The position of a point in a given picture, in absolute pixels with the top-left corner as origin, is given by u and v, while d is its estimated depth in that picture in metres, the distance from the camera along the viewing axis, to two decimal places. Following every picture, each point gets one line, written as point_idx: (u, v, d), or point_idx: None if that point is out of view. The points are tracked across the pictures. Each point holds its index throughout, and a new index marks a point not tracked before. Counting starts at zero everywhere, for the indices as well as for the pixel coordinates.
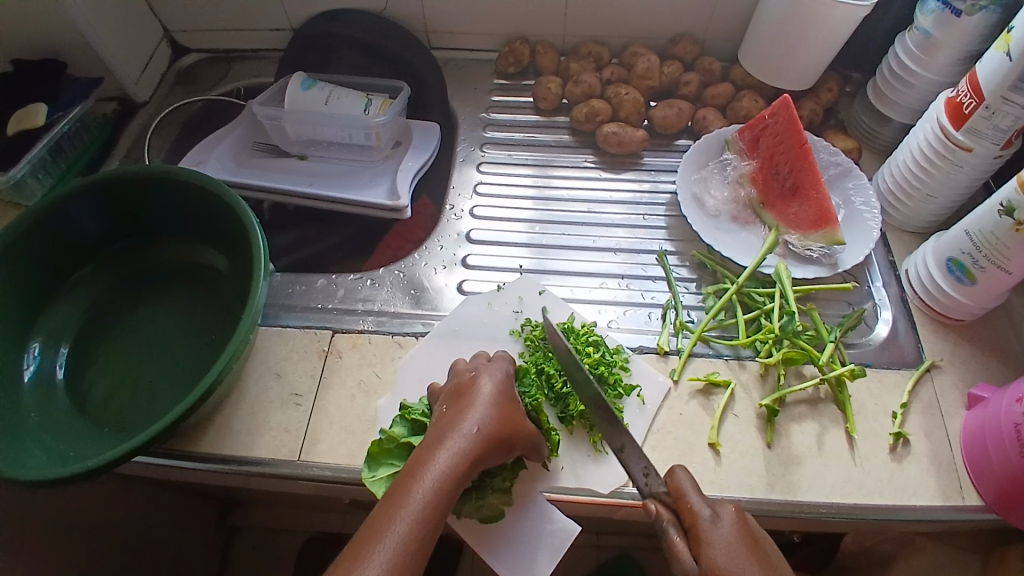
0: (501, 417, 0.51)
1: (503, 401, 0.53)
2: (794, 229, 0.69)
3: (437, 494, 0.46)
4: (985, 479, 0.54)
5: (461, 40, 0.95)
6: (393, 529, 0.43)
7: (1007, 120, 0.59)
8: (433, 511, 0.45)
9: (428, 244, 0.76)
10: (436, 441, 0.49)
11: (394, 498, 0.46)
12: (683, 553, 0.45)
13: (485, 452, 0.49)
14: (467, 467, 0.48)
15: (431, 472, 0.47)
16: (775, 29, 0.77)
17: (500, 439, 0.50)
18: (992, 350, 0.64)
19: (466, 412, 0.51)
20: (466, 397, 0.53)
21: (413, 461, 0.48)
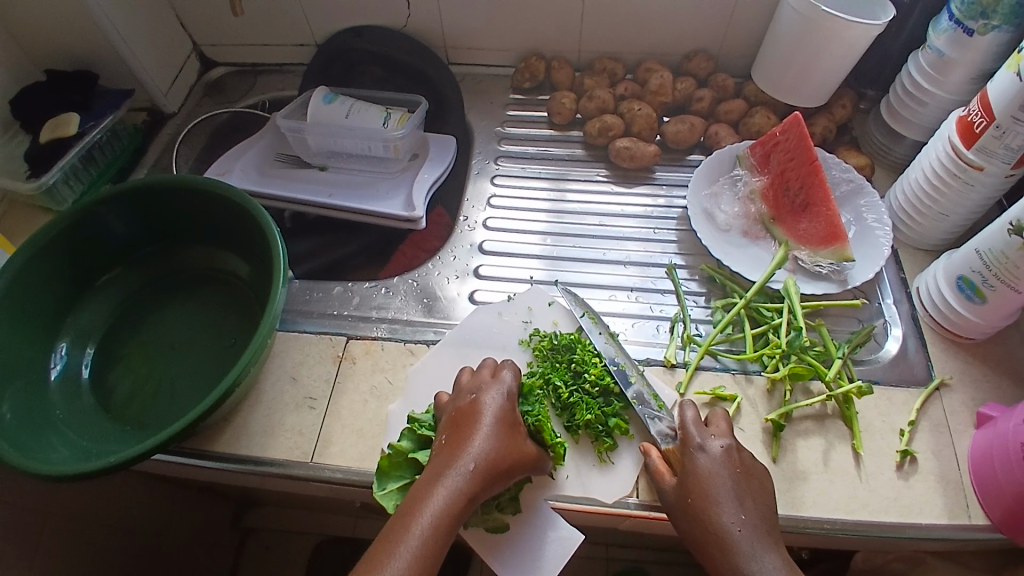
0: (500, 448, 0.53)
1: (502, 430, 0.54)
2: (804, 245, 0.69)
3: (433, 530, 0.48)
4: (992, 499, 0.54)
5: (478, 56, 0.97)
6: (390, 564, 0.46)
7: (1018, 140, 0.59)
8: (430, 548, 0.48)
9: (442, 254, 0.77)
10: (436, 473, 0.51)
11: (393, 534, 0.48)
12: (665, 474, 0.54)
13: (483, 485, 0.51)
14: (465, 503, 0.50)
15: (428, 507, 0.49)
16: (788, 47, 0.78)
17: (498, 471, 0.52)
18: (1004, 369, 0.64)
19: (465, 443, 0.53)
20: (467, 425, 0.54)
21: (413, 496, 0.51)
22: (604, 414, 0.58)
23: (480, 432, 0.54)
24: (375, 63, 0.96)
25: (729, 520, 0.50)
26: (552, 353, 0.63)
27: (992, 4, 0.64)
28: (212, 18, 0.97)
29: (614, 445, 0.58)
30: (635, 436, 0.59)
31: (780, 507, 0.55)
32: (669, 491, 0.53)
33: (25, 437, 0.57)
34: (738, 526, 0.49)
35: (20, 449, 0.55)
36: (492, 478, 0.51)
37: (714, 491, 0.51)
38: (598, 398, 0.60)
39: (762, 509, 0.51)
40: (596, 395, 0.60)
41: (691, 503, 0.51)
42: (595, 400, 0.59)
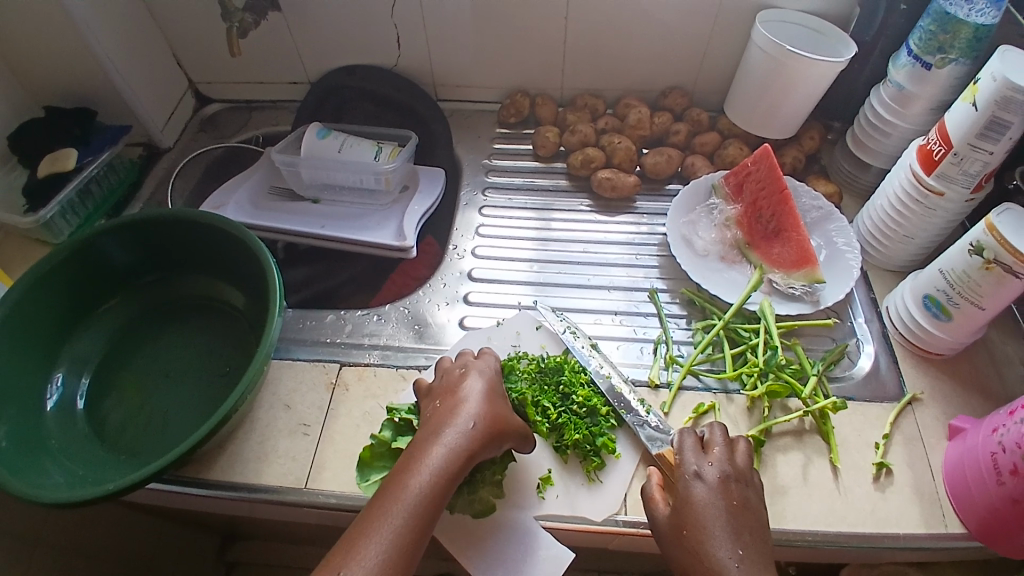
0: (492, 410, 0.56)
1: (492, 399, 0.57)
2: (777, 268, 0.73)
3: (431, 486, 0.50)
4: (966, 508, 0.57)
5: (466, 93, 1.01)
6: (388, 519, 0.48)
7: (976, 166, 0.64)
8: (428, 501, 0.49)
9: (432, 281, 0.80)
10: (430, 434, 0.53)
11: (391, 491, 0.49)
12: (658, 503, 0.55)
13: (477, 444, 0.53)
14: (460, 459, 0.52)
15: (425, 464, 0.51)
16: (757, 83, 0.83)
17: (490, 431, 0.54)
18: (971, 384, 0.67)
19: (457, 407, 0.55)
20: (458, 394, 0.57)
21: (408, 456, 0.52)
22: (591, 434, 0.60)
23: (471, 398, 0.56)
24: (367, 100, 1.01)
25: (721, 555, 0.49)
26: (540, 376, 0.64)
27: (949, 39, 0.69)
28: (209, 58, 1.01)
29: (602, 463, 0.60)
30: (623, 455, 0.61)
31: None
32: (661, 522, 0.53)
33: (21, 466, 0.57)
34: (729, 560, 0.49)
35: (17, 476, 0.55)
36: (486, 437, 0.54)
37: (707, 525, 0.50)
38: (586, 418, 0.62)
39: (756, 540, 0.51)
40: (584, 415, 0.62)
41: (683, 534, 0.51)
42: (583, 420, 0.61)
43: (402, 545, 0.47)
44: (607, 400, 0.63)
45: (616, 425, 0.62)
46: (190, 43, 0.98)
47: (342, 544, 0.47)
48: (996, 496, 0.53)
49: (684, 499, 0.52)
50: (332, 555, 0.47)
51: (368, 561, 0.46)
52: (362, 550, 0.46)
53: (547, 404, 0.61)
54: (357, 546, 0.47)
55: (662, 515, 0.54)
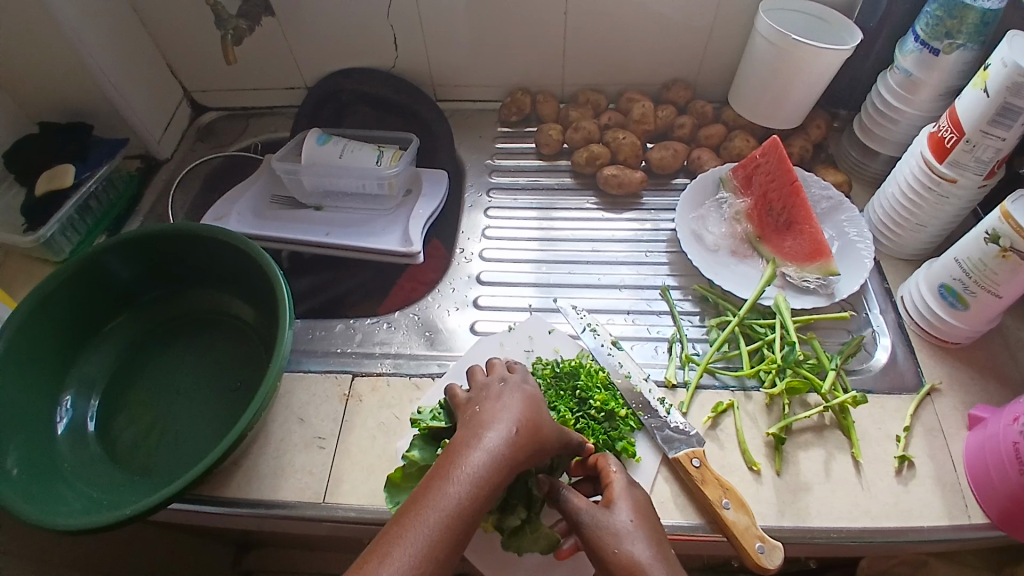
0: (532, 418, 0.52)
1: (533, 404, 0.54)
2: (791, 262, 0.72)
3: (470, 495, 0.45)
4: (989, 498, 0.56)
5: (465, 92, 1.00)
6: (420, 529, 0.43)
7: (989, 152, 0.63)
8: (466, 513, 0.45)
9: (441, 287, 0.79)
10: (469, 440, 0.49)
11: (424, 497, 0.45)
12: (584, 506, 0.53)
13: (519, 452, 0.49)
14: (502, 468, 0.48)
15: (465, 469, 0.47)
16: (762, 74, 0.82)
17: (531, 439, 0.51)
18: (988, 371, 0.67)
19: (498, 413, 0.52)
20: (496, 400, 0.54)
21: (444, 462, 0.48)
22: (610, 438, 0.60)
23: (514, 406, 0.53)
24: (365, 103, 0.99)
25: (642, 559, 0.47)
26: (555, 381, 0.63)
27: (956, 25, 0.68)
28: (204, 66, 0.99)
29: (623, 468, 0.59)
30: (643, 459, 0.60)
31: (787, 519, 0.56)
32: (591, 521, 0.50)
33: (35, 492, 0.57)
34: (652, 564, 0.47)
35: (31, 503, 0.55)
36: (528, 445, 0.50)
37: (636, 531, 0.49)
38: (603, 423, 0.61)
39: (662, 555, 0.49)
40: (601, 420, 0.61)
41: (611, 535, 0.49)
42: (601, 424, 0.61)
43: (433, 560, 0.43)
44: (623, 404, 0.62)
45: (636, 428, 0.61)
46: (183, 52, 0.97)
47: (368, 553, 0.43)
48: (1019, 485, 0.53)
49: (621, 507, 0.51)
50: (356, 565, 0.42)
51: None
52: (391, 562, 0.42)
53: (566, 409, 0.60)
54: (388, 552, 0.42)
55: (592, 513, 0.50)
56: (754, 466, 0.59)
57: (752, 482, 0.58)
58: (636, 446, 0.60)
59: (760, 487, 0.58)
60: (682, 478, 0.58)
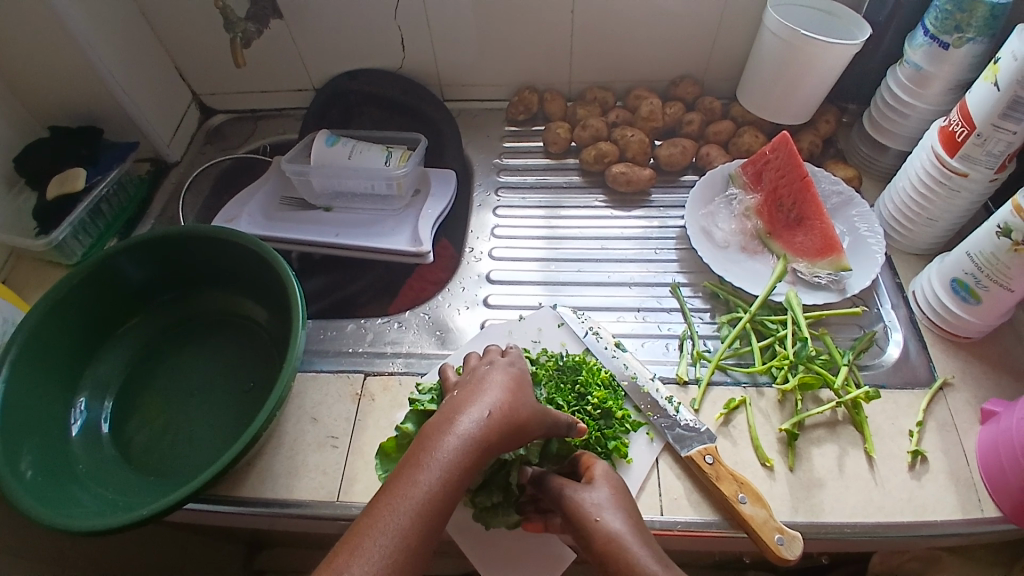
0: (511, 402, 0.51)
1: (515, 388, 0.53)
2: (801, 257, 0.72)
3: (440, 483, 0.46)
4: (1003, 493, 0.56)
5: (472, 92, 1.00)
6: (391, 520, 0.44)
7: (1000, 146, 0.63)
8: (437, 500, 0.45)
9: (451, 286, 0.79)
10: (441, 427, 0.49)
11: (397, 487, 0.46)
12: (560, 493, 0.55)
13: (494, 437, 0.49)
14: (476, 454, 0.48)
15: (436, 457, 0.47)
16: (771, 70, 0.82)
17: (509, 423, 0.50)
18: (1001, 365, 0.66)
19: (473, 399, 0.51)
20: (476, 386, 0.53)
21: (419, 448, 0.48)
22: (603, 436, 0.59)
23: (490, 391, 0.52)
24: (373, 103, 1.00)
25: (616, 528, 0.49)
26: (557, 373, 0.63)
27: (966, 18, 0.68)
28: (213, 69, 1.00)
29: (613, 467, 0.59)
30: (634, 461, 0.60)
31: (801, 515, 0.56)
32: (569, 494, 0.52)
33: (51, 495, 0.57)
34: (623, 533, 0.48)
35: (47, 506, 0.55)
36: (503, 430, 0.50)
37: (612, 504, 0.51)
38: (599, 420, 0.61)
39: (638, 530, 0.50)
40: (597, 417, 0.61)
41: (586, 505, 0.50)
42: (596, 422, 0.60)
43: (406, 548, 0.44)
44: (623, 403, 0.62)
45: (632, 430, 0.61)
46: (192, 55, 0.98)
47: (343, 544, 0.44)
48: None
49: (599, 484, 0.52)
50: (332, 556, 0.44)
51: (368, 566, 0.43)
52: (363, 552, 0.43)
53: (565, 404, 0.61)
54: (360, 542, 0.44)
55: (571, 487, 0.52)
56: (767, 462, 0.59)
57: (765, 478, 0.58)
58: (631, 446, 0.60)
59: (772, 482, 0.58)
60: (695, 474, 0.58)
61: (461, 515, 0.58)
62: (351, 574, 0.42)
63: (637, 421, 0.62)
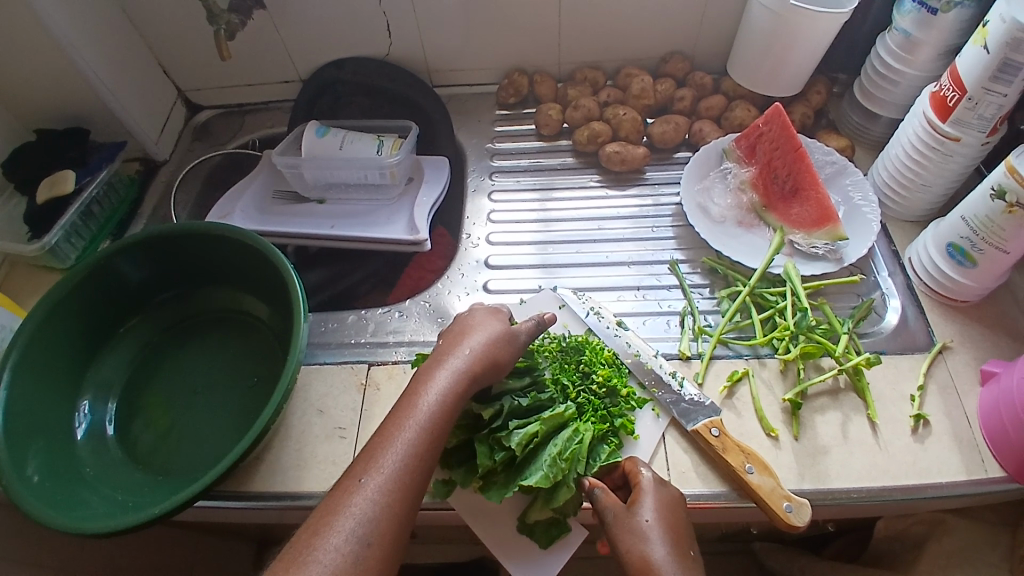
0: (495, 335, 0.59)
1: (497, 324, 0.60)
2: (798, 229, 0.72)
3: (441, 403, 0.53)
4: (1005, 452, 0.57)
5: (461, 77, 0.99)
6: (401, 434, 0.51)
7: (991, 109, 0.63)
8: (439, 417, 0.52)
9: (449, 273, 0.79)
10: (438, 362, 0.56)
11: (402, 411, 0.53)
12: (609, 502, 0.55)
13: (484, 365, 0.56)
14: (469, 380, 0.55)
15: (435, 381, 0.54)
16: (761, 42, 0.81)
17: (495, 353, 0.57)
18: (999, 327, 0.67)
19: (463, 336, 0.59)
20: (462, 327, 0.60)
21: (418, 381, 0.55)
22: (609, 414, 0.60)
23: (477, 329, 0.59)
24: (362, 93, 0.99)
25: (659, 559, 0.50)
26: (561, 354, 0.64)
27: None
28: (196, 63, 0.98)
29: (621, 444, 0.59)
30: (641, 437, 0.60)
31: (807, 483, 0.57)
32: (614, 520, 0.53)
33: (58, 499, 0.57)
34: (665, 565, 0.50)
35: (55, 510, 0.55)
36: (490, 353, 0.57)
37: (656, 530, 0.51)
38: (605, 398, 0.61)
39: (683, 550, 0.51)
40: (602, 395, 0.61)
41: (629, 535, 0.52)
42: (602, 400, 0.61)
43: (416, 454, 0.50)
44: (627, 381, 0.63)
45: (637, 407, 0.61)
46: (175, 50, 0.96)
47: (359, 459, 0.50)
48: None
49: (644, 507, 0.52)
50: (351, 469, 0.50)
51: (385, 471, 0.49)
52: (380, 460, 0.49)
53: (569, 384, 0.61)
54: (374, 456, 0.50)
55: (615, 513, 0.53)
56: (771, 432, 0.60)
57: (771, 448, 0.59)
58: (637, 424, 0.61)
59: (777, 451, 0.59)
60: (702, 448, 0.59)
61: (473, 498, 0.58)
62: (371, 478, 0.48)
63: (642, 398, 0.62)
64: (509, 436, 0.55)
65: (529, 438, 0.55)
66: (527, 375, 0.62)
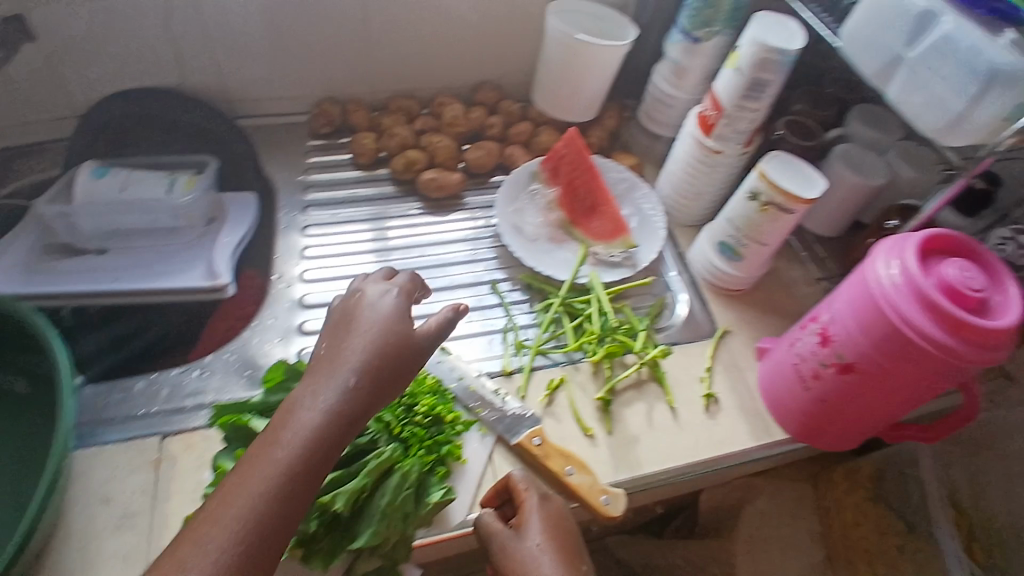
0: (383, 353, 0.52)
1: (392, 335, 0.53)
2: (598, 241, 0.80)
3: (309, 443, 0.46)
4: (783, 414, 0.67)
5: (269, 107, 0.95)
6: (257, 482, 0.44)
7: (744, 124, 0.74)
8: (305, 458, 0.46)
9: (261, 318, 0.75)
10: (311, 386, 0.49)
11: (261, 452, 0.46)
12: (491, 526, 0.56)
13: (365, 394, 0.50)
14: (347, 414, 0.49)
15: (298, 420, 0.47)
16: (555, 71, 0.88)
17: (380, 378, 0.51)
18: (766, 309, 0.79)
19: (342, 352, 0.51)
20: (344, 335, 0.53)
21: (285, 412, 0.48)
22: (435, 443, 0.59)
23: (364, 339, 0.52)
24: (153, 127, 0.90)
25: None
26: None
27: (711, 15, 0.79)
28: None
29: (449, 470, 0.59)
30: (469, 459, 0.61)
31: (622, 473, 0.61)
32: (500, 547, 0.54)
33: None
34: None
35: None
36: (377, 374, 0.51)
37: (545, 551, 0.54)
38: (430, 428, 0.60)
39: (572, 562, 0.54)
40: (427, 425, 0.60)
41: (518, 561, 0.53)
42: (426, 430, 0.60)
43: (273, 506, 0.44)
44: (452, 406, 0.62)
45: (464, 429, 0.62)
46: None
47: (187, 534, 0.43)
48: (804, 399, 0.64)
49: (531, 531, 0.54)
50: (176, 547, 0.43)
51: (231, 529, 0.43)
52: (225, 517, 0.43)
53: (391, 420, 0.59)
54: (217, 513, 0.43)
55: (501, 538, 0.54)
56: (588, 431, 0.64)
57: (590, 447, 0.63)
58: (465, 445, 0.61)
59: (595, 449, 0.63)
60: (528, 459, 0.61)
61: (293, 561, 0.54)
62: (212, 542, 0.42)
63: (469, 420, 0.63)
64: (333, 498, 0.52)
65: (357, 492, 0.53)
66: None
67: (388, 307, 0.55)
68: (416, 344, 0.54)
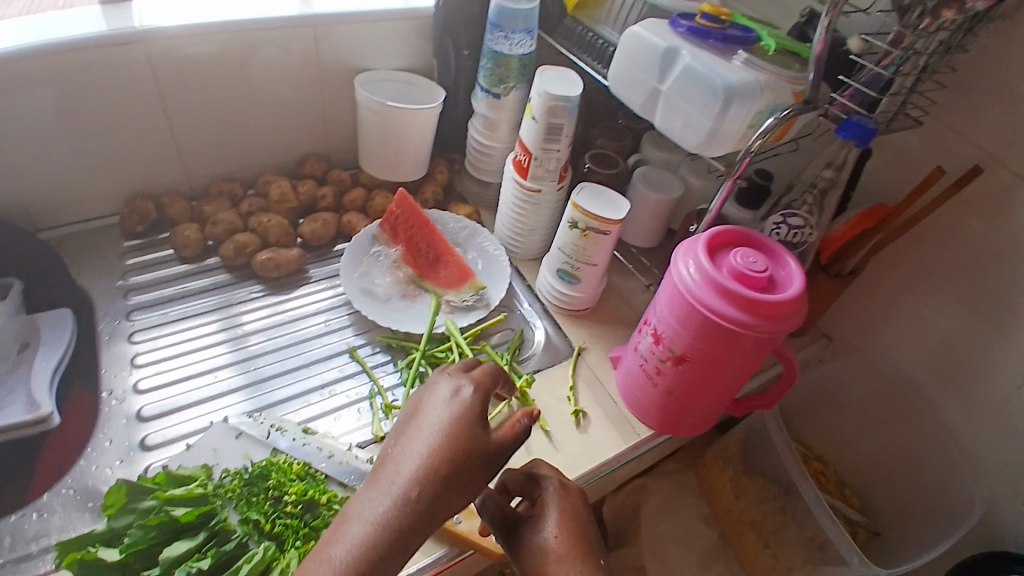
0: (438, 463, 0.52)
1: (451, 440, 0.53)
2: (449, 289, 0.82)
3: (356, 559, 0.48)
4: (645, 413, 0.73)
5: (67, 213, 0.86)
6: None
7: (553, 163, 0.82)
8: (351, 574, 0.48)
9: (92, 444, 0.66)
10: (369, 494, 0.51)
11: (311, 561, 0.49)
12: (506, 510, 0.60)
13: (416, 507, 0.50)
14: (398, 527, 0.49)
15: (349, 533, 0.50)
16: (377, 137, 0.92)
17: (432, 490, 0.51)
18: (612, 321, 0.87)
19: (396, 461, 0.53)
20: (406, 437, 0.55)
21: (341, 519, 0.51)
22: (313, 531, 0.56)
23: (420, 448, 0.53)
24: None
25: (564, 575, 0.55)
26: (247, 490, 0.57)
27: (504, 72, 0.86)
28: None
29: None
30: None
31: None
32: (520, 535, 0.58)
33: None
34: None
35: None
36: (433, 484, 0.51)
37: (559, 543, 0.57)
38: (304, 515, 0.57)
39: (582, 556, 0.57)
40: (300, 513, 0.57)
41: (535, 549, 0.57)
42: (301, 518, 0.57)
43: None
44: (325, 488, 0.59)
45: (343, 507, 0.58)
46: None
47: None
48: (658, 395, 0.71)
49: (548, 521, 0.58)
50: None
51: None
52: None
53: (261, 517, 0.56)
54: None
55: (522, 525, 0.58)
56: None
57: None
58: None
59: None
60: None
61: None
62: None
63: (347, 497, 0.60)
64: None
65: None
66: (203, 529, 0.54)
67: (445, 413, 0.55)
68: (481, 447, 0.53)
